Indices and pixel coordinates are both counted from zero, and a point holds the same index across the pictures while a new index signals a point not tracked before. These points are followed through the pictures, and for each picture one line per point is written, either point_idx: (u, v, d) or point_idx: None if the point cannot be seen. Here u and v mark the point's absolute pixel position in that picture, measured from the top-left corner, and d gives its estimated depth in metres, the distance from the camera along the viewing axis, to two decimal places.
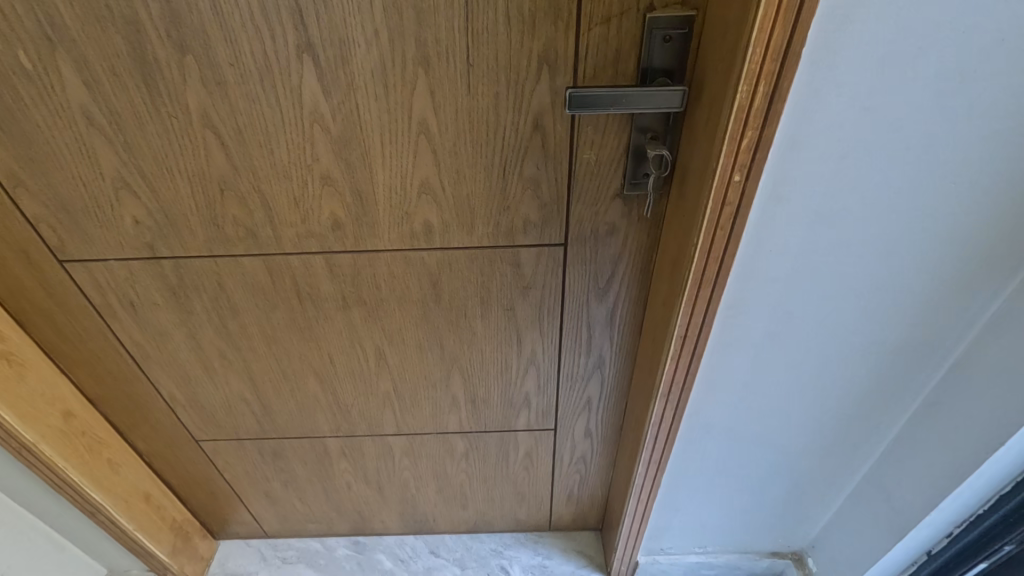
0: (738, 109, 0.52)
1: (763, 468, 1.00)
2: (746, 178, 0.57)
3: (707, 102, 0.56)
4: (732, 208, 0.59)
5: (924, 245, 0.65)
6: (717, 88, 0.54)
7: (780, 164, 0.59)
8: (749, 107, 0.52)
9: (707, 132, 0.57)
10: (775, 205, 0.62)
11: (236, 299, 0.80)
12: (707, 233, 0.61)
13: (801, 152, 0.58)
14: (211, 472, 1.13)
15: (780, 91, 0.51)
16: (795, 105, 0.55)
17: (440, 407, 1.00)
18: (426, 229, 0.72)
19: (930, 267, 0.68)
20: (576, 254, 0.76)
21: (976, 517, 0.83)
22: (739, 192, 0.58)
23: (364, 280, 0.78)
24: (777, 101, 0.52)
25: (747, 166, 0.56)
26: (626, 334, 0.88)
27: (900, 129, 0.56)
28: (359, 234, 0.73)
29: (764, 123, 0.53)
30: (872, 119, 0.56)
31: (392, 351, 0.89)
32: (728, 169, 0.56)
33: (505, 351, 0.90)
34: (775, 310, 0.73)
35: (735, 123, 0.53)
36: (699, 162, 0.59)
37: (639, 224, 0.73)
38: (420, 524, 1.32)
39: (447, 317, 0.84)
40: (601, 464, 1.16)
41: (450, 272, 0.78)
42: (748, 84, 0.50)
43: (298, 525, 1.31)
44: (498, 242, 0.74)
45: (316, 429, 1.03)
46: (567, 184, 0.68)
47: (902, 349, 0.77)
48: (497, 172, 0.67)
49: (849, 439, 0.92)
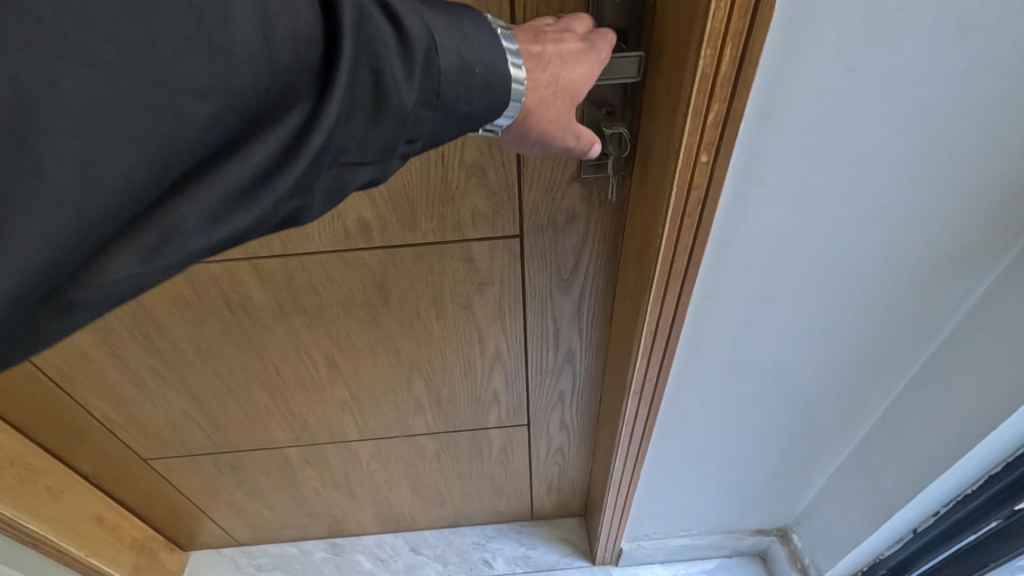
0: (702, 78, 0.44)
1: (745, 453, 0.96)
2: (715, 158, 0.49)
3: (667, 69, 0.48)
4: (700, 193, 0.52)
5: (912, 218, 0.59)
6: (677, 52, 0.46)
7: (752, 139, 0.52)
8: (714, 75, 0.44)
9: (668, 106, 0.49)
10: (749, 185, 0.55)
11: (159, 312, 0.72)
12: (673, 221, 0.54)
13: (775, 125, 0.51)
14: (167, 488, 1.06)
15: (750, 54, 0.43)
16: (768, 70, 0.47)
17: (404, 411, 0.94)
18: (363, 227, 0.64)
19: (919, 242, 0.61)
20: (534, 246, 0.69)
21: (962, 497, 0.80)
22: (707, 174, 0.51)
23: (300, 284, 0.70)
24: (747, 66, 0.44)
25: (715, 145, 0.49)
26: (596, 325, 0.82)
27: (888, 93, 0.49)
28: (286, 236, 0.64)
29: (733, 92, 0.45)
30: (856, 83, 0.48)
31: (344, 357, 0.81)
32: (693, 149, 0.48)
33: (467, 350, 0.83)
34: (753, 298, 0.67)
35: (699, 95, 0.45)
36: (660, 140, 0.52)
37: (601, 211, 0.66)
38: (398, 523, 1.28)
39: (398, 319, 0.77)
40: (580, 454, 1.12)
41: (396, 272, 0.70)
42: (711, 47, 0.42)
43: (270, 532, 1.26)
44: (445, 236, 0.67)
45: (273, 440, 0.97)
46: (515, 170, 0.60)
47: (890, 330, 0.72)
48: (435, 159, 0.59)
49: (832, 422, 0.88)
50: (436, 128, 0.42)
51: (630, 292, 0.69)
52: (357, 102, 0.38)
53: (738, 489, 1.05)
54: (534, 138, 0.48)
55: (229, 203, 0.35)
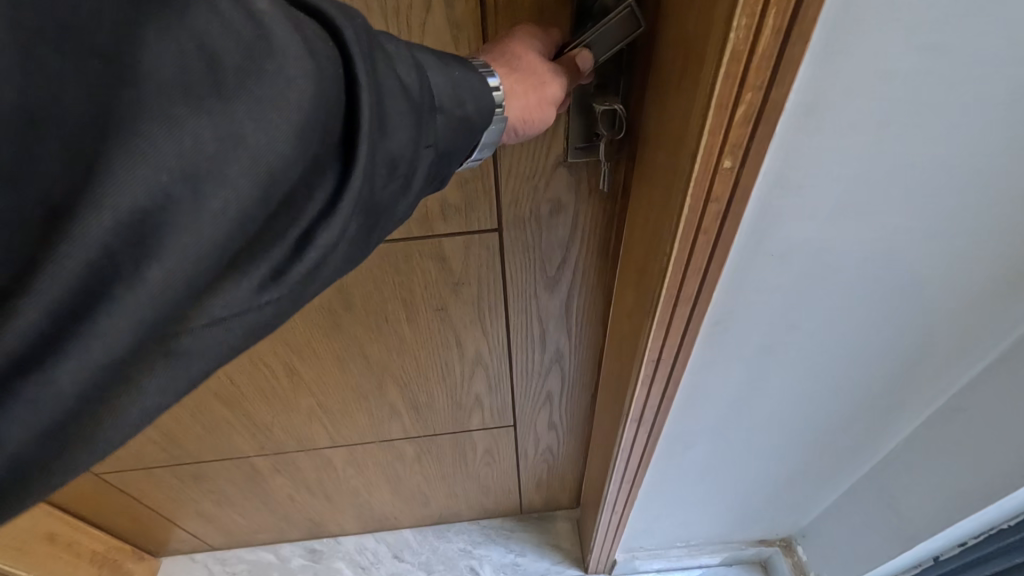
0: (729, 61, 0.34)
1: (751, 472, 0.90)
2: (740, 163, 0.40)
3: (682, 48, 0.39)
4: (720, 205, 0.43)
5: (968, 237, 0.49)
6: (698, 24, 0.36)
7: (790, 138, 0.42)
8: (749, 53, 0.34)
9: (683, 94, 0.39)
10: (779, 195, 0.46)
11: None
12: (685, 237, 0.45)
13: (816, 123, 0.41)
14: (127, 499, 0.98)
15: (800, 25, 0.33)
16: (817, 49, 0.37)
17: (379, 417, 0.86)
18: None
19: (970, 264, 0.52)
20: (515, 240, 0.59)
21: (993, 536, 0.70)
22: (730, 183, 0.42)
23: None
24: (790, 42, 0.34)
25: (742, 146, 0.39)
26: (586, 324, 0.74)
27: (965, 83, 0.39)
28: None
29: (771, 77, 0.35)
30: (927, 69, 0.38)
31: (306, 365, 0.73)
32: (714, 152, 0.39)
33: (444, 354, 0.75)
34: (773, 320, 0.59)
35: (725, 84, 0.35)
36: (670, 139, 0.43)
37: (592, 203, 0.57)
38: (380, 523, 1.22)
39: (363, 323, 0.68)
40: (571, 452, 1.05)
41: (356, 272, 0.61)
42: (747, 15, 0.32)
43: (245, 536, 1.19)
44: (413, 233, 0.58)
45: (237, 450, 0.89)
46: (492, 159, 0.51)
47: (924, 357, 0.63)
48: None
49: (848, 449, 0.81)
50: (453, 135, 0.39)
51: (622, 334, 0.65)
52: (394, 103, 0.35)
53: (740, 503, 0.99)
54: (537, 105, 0.41)
55: (278, 269, 0.31)
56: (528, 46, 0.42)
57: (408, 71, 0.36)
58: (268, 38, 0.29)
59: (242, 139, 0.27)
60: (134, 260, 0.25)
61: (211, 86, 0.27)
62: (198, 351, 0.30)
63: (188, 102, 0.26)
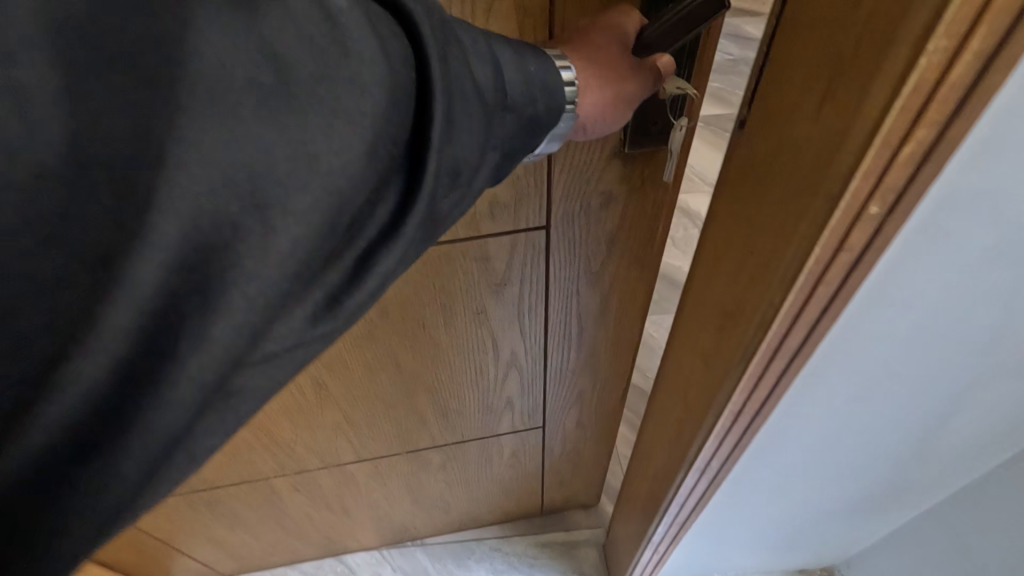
0: (913, 91, 0.29)
1: (808, 512, 0.84)
2: (889, 209, 0.35)
3: (835, 71, 0.33)
4: (851, 254, 0.38)
5: None
6: (869, 45, 0.30)
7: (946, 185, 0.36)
8: (936, 84, 0.29)
9: (829, 122, 0.34)
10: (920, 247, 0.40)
11: None
12: (803, 284, 0.40)
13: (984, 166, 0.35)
14: (133, 533, 0.92)
15: (1009, 47, 0.27)
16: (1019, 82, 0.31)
17: (407, 427, 0.83)
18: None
19: None
20: (563, 235, 0.57)
21: None
22: (870, 231, 0.36)
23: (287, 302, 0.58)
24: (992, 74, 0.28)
25: (896, 190, 0.34)
26: (623, 319, 0.72)
27: None
28: None
29: (952, 115, 0.30)
30: None
31: (335, 379, 0.69)
32: (863, 194, 0.34)
33: (478, 359, 0.72)
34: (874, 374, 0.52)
35: (896, 120, 0.30)
36: (801, 172, 0.37)
37: (643, 193, 0.55)
38: (399, 533, 1.19)
39: (399, 331, 0.65)
40: (598, 449, 1.04)
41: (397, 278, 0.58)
42: (950, 35, 0.27)
43: (258, 560, 1.14)
44: (456, 236, 0.55)
45: (256, 473, 0.84)
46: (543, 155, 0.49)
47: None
48: None
49: (916, 487, 0.76)
50: (516, 135, 0.36)
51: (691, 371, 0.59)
52: (464, 105, 0.31)
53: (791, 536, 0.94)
54: (611, 103, 0.40)
55: (336, 295, 0.28)
56: (606, 39, 0.40)
57: (481, 67, 0.33)
58: (342, 39, 0.26)
59: (314, 159, 0.25)
60: (203, 292, 0.24)
61: (280, 90, 0.24)
62: (253, 392, 0.27)
63: (252, 113, 0.24)
